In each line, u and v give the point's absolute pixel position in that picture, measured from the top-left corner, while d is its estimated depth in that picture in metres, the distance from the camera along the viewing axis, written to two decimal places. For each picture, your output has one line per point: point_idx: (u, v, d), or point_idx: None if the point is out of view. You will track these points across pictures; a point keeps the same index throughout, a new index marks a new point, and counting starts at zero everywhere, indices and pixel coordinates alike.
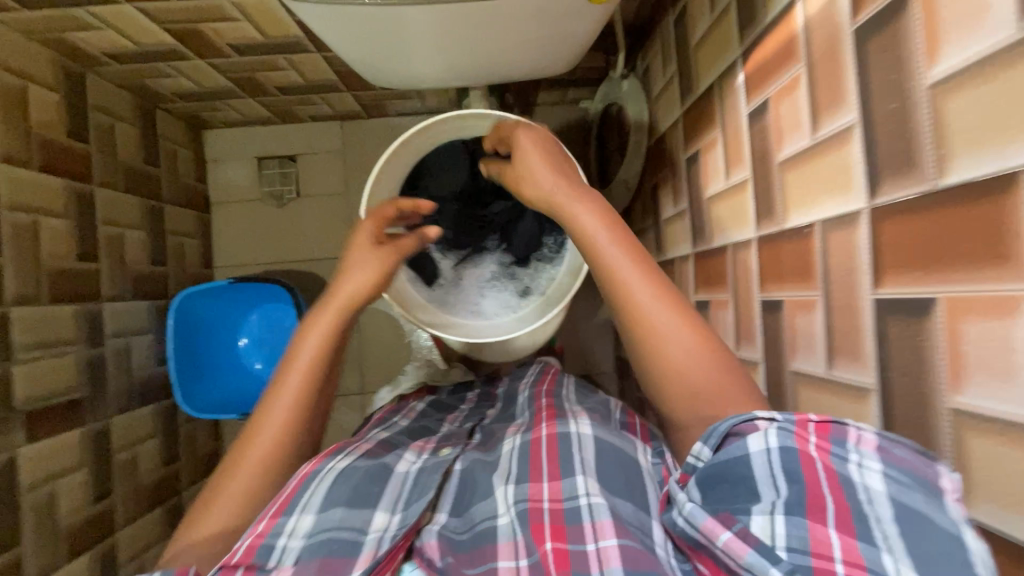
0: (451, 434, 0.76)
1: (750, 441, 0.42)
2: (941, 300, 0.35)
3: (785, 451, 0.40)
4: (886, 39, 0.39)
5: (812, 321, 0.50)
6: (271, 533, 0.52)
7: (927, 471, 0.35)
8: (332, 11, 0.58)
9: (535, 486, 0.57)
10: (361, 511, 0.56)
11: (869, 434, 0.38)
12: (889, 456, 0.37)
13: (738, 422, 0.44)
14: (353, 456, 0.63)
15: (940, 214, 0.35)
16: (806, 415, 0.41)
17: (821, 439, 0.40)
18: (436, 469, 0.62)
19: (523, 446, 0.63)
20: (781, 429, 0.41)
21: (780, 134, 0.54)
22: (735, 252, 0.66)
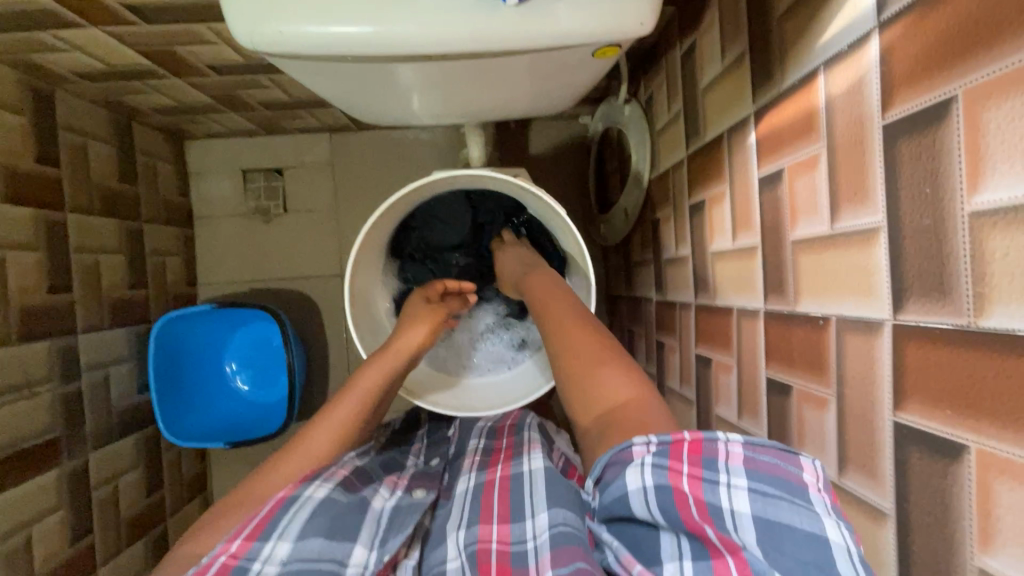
0: (421, 470, 0.70)
1: (630, 477, 0.43)
2: (973, 449, 0.32)
3: (659, 489, 0.41)
4: (919, 146, 0.35)
5: (823, 421, 0.47)
6: (245, 557, 0.50)
7: (787, 478, 0.40)
8: (313, 61, 0.53)
9: (484, 526, 0.56)
10: (341, 543, 0.52)
11: (737, 448, 0.42)
12: (753, 472, 0.41)
13: (619, 450, 0.45)
14: (331, 485, 0.58)
15: (975, 356, 0.32)
16: (680, 437, 0.43)
17: (694, 467, 0.42)
18: (413, 512, 0.58)
19: (477, 489, 0.63)
20: (656, 464, 0.42)
21: (794, 212, 0.50)
22: (740, 319, 0.62)
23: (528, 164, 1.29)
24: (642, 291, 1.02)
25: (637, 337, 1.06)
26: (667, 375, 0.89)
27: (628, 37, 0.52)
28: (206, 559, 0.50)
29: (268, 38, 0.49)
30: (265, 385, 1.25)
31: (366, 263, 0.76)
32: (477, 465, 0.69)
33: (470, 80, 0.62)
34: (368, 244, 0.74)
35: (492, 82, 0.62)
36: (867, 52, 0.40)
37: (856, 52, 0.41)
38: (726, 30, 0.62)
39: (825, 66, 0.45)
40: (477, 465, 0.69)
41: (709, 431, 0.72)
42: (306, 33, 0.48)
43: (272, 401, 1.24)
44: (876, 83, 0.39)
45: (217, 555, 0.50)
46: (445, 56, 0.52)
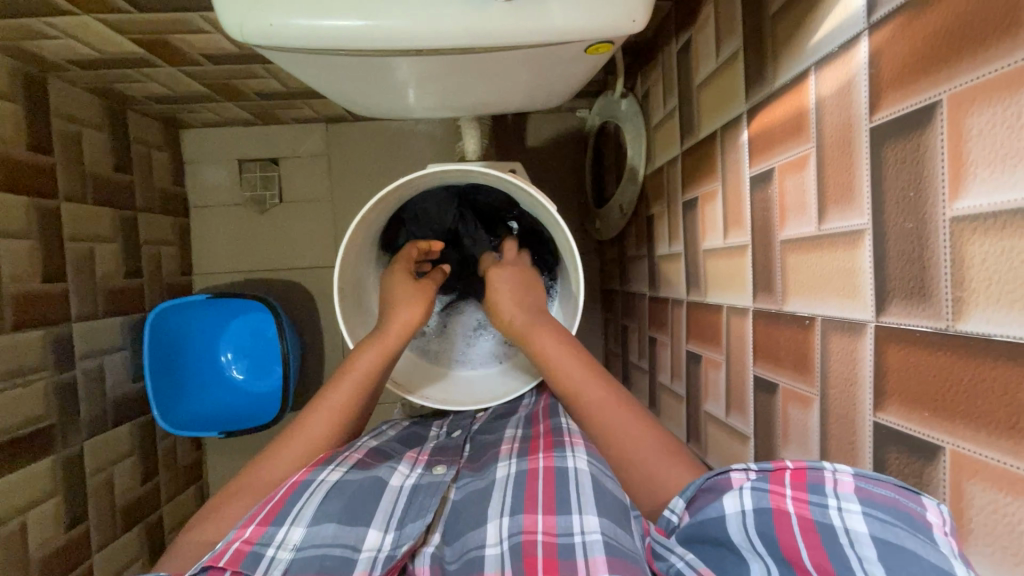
0: (442, 443, 0.70)
1: (727, 502, 0.41)
2: (947, 451, 0.33)
3: (759, 513, 0.39)
4: (904, 149, 0.35)
5: (806, 419, 0.47)
6: (260, 542, 0.49)
7: (908, 505, 0.34)
8: (304, 55, 0.53)
9: (529, 516, 0.49)
10: (355, 528, 0.51)
11: (846, 475, 0.37)
12: (868, 495, 0.35)
13: (714, 477, 0.44)
14: (345, 469, 0.57)
15: (950, 359, 0.32)
16: (783, 463, 0.40)
17: (798, 490, 0.38)
18: (433, 493, 0.56)
19: (518, 477, 0.55)
20: (755, 488, 0.40)
21: (784, 211, 0.50)
22: (729, 316, 0.63)
23: (525, 157, 1.28)
24: (635, 286, 1.03)
25: (631, 332, 1.07)
26: (659, 370, 0.90)
27: (620, 34, 0.52)
28: (220, 544, 0.49)
29: (259, 30, 0.48)
30: (259, 375, 1.25)
31: (358, 256, 0.76)
32: (516, 451, 0.61)
33: (464, 74, 0.61)
34: (360, 237, 0.74)
35: (486, 76, 0.62)
36: (856, 54, 0.40)
37: (846, 53, 0.41)
38: (722, 26, 0.62)
39: (816, 66, 0.45)
40: (516, 450, 0.61)
41: (698, 426, 0.72)
42: (298, 26, 0.48)
43: (269, 389, 1.24)
44: (865, 85, 0.39)
45: (231, 541, 0.49)
46: (438, 51, 0.52)
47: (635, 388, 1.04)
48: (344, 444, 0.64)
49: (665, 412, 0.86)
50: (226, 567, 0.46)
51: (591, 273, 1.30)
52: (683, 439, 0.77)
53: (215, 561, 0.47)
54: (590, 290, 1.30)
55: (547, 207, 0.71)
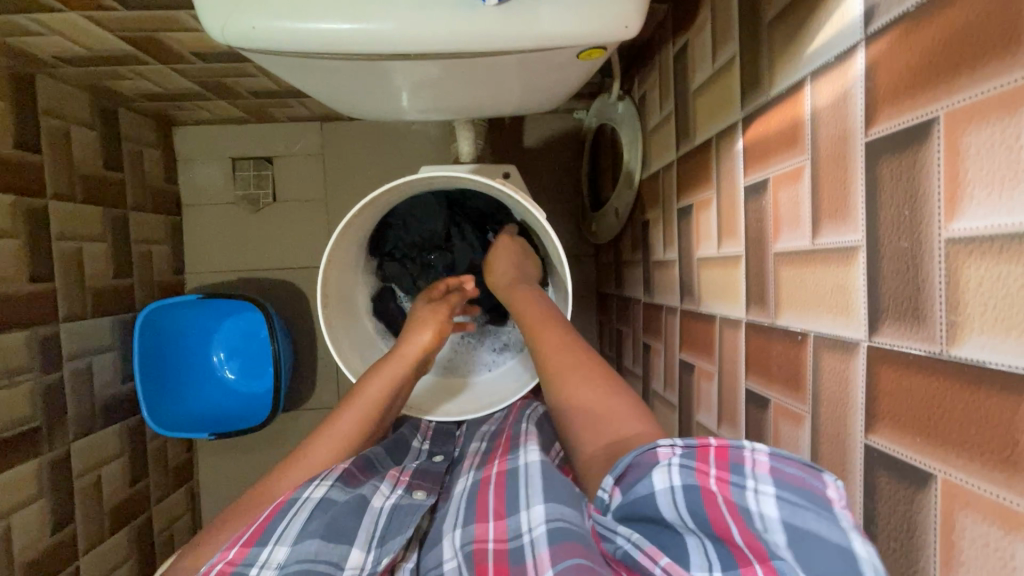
0: (425, 467, 0.66)
1: (656, 478, 0.39)
2: (939, 479, 0.32)
3: (688, 489, 0.38)
4: (901, 166, 0.34)
5: (798, 437, 0.46)
6: (243, 563, 0.48)
7: (814, 485, 0.35)
8: (290, 57, 0.52)
9: (481, 525, 0.50)
10: (338, 545, 0.50)
11: (762, 455, 0.37)
12: (780, 475, 0.36)
13: (640, 453, 0.41)
14: (331, 483, 0.55)
15: (945, 385, 0.31)
16: (705, 440, 0.39)
17: (720, 468, 0.38)
18: (412, 513, 0.55)
19: (474, 487, 0.56)
20: (682, 464, 0.39)
21: (778, 223, 0.49)
22: (722, 327, 0.62)
23: (522, 158, 1.27)
24: (630, 291, 1.02)
25: (626, 338, 1.05)
26: (652, 378, 0.89)
27: (613, 40, 0.50)
28: (204, 566, 0.49)
29: (242, 33, 0.47)
30: (251, 375, 1.24)
31: (347, 260, 0.75)
32: (476, 465, 0.63)
33: (454, 78, 0.60)
34: (349, 241, 0.73)
35: (477, 81, 0.61)
36: (853, 65, 0.38)
37: (843, 63, 0.40)
38: (718, 32, 0.60)
39: (812, 76, 0.43)
40: (476, 464, 0.63)
41: (690, 436, 0.71)
42: (280, 28, 0.47)
43: (260, 390, 1.23)
44: (861, 97, 0.38)
45: (214, 563, 0.48)
46: (426, 55, 0.51)
47: None
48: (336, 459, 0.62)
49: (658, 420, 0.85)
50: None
51: (587, 276, 1.29)
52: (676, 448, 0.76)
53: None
54: (585, 292, 1.29)
55: (539, 214, 0.70)
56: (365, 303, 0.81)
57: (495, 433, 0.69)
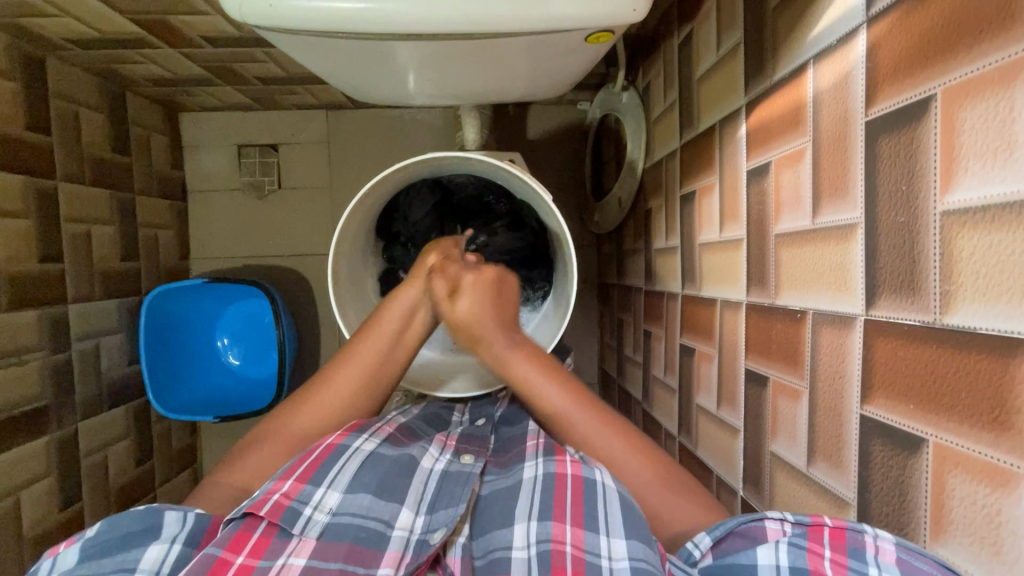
0: (468, 431, 0.69)
1: (761, 552, 0.41)
2: (931, 443, 0.33)
3: (796, 572, 0.39)
4: (899, 143, 0.35)
5: (795, 412, 0.48)
6: (298, 498, 0.49)
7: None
8: (304, 36, 0.53)
9: (558, 524, 0.48)
10: (389, 504, 0.51)
11: (886, 542, 0.35)
12: (909, 568, 0.33)
13: (749, 522, 0.44)
14: (379, 440, 0.58)
15: (937, 351, 0.33)
16: (821, 519, 0.39)
17: (837, 552, 0.38)
18: (464, 483, 0.55)
19: (546, 480, 0.52)
20: (792, 544, 0.40)
21: (778, 205, 0.50)
22: (722, 310, 0.63)
23: (525, 149, 1.28)
24: (632, 280, 1.03)
25: (626, 326, 1.07)
26: (653, 364, 0.90)
27: (620, 23, 0.52)
28: (258, 492, 0.49)
29: (259, 11, 0.48)
30: (256, 360, 1.25)
31: (353, 242, 0.76)
32: (542, 449, 0.57)
33: (464, 61, 0.61)
34: (356, 222, 0.74)
35: (486, 64, 0.62)
36: (854, 47, 0.40)
37: (844, 46, 0.41)
38: (723, 19, 0.61)
39: (815, 59, 0.45)
40: (542, 449, 0.57)
41: (689, 419, 0.73)
42: (295, 6, 0.48)
43: (265, 375, 1.25)
44: (862, 78, 0.39)
45: (269, 492, 0.49)
46: (437, 35, 0.52)
47: (629, 382, 1.04)
48: (378, 414, 0.65)
49: (658, 405, 0.86)
50: (266, 517, 0.47)
51: (588, 266, 1.30)
52: (675, 432, 0.78)
53: (255, 510, 0.47)
54: (587, 283, 1.31)
55: (545, 200, 0.71)
56: (370, 284, 0.82)
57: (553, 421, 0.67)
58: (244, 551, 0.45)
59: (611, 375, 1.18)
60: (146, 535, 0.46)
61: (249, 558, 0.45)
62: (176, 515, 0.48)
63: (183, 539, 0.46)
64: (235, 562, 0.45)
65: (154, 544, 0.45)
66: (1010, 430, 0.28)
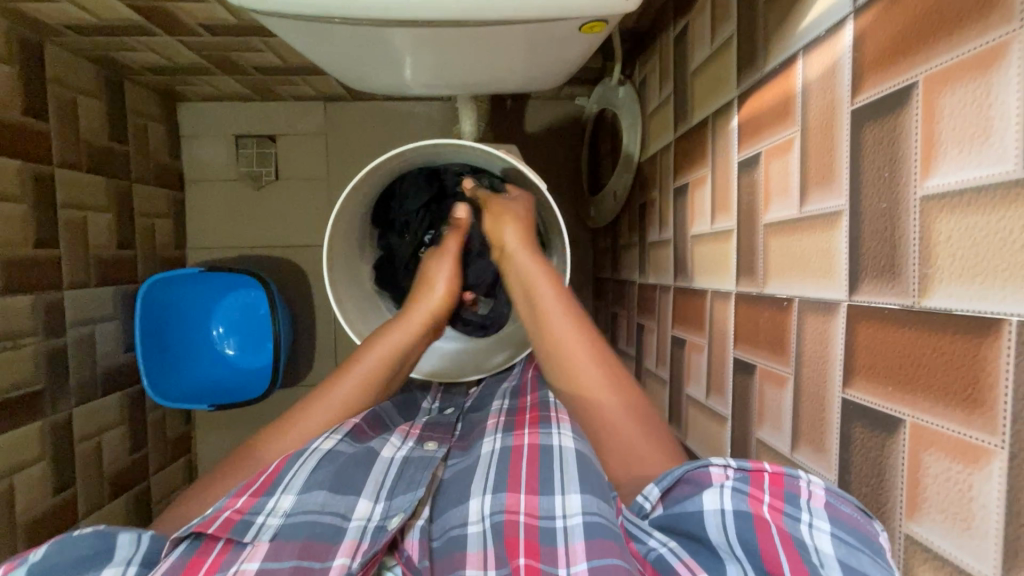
0: (435, 420, 0.70)
1: (706, 499, 0.43)
2: (908, 423, 0.34)
3: (739, 514, 0.41)
4: (883, 130, 0.36)
5: (780, 398, 0.49)
6: (249, 512, 0.50)
7: (867, 529, 0.36)
8: (301, 21, 0.53)
9: (512, 495, 0.50)
10: (344, 497, 0.53)
11: (818, 489, 0.39)
12: (835, 513, 0.37)
13: (693, 469, 0.44)
14: (339, 436, 0.59)
15: (916, 333, 0.33)
16: (761, 465, 0.42)
17: (775, 498, 0.41)
18: (424, 467, 0.57)
19: (503, 453, 0.56)
20: (735, 489, 0.42)
21: (768, 194, 0.51)
22: (713, 300, 0.64)
23: (523, 142, 1.28)
24: (626, 273, 1.03)
25: (620, 320, 1.08)
26: (645, 356, 0.91)
27: (614, 12, 0.52)
28: (210, 510, 0.50)
29: None
30: (251, 350, 1.26)
31: (348, 230, 0.76)
32: (502, 426, 0.62)
33: (459, 50, 0.62)
34: (351, 210, 0.74)
35: (481, 53, 0.63)
36: (841, 38, 0.40)
37: (832, 36, 0.41)
38: (718, 12, 0.62)
39: (804, 50, 0.45)
40: (502, 425, 0.62)
41: (679, 409, 0.73)
42: None
43: (260, 365, 1.25)
44: (848, 67, 0.39)
45: (221, 510, 0.49)
46: (432, 22, 0.53)
47: None
48: None
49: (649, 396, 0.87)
50: (217, 534, 0.47)
51: (584, 260, 1.31)
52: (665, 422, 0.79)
53: (204, 529, 0.47)
54: (582, 277, 1.32)
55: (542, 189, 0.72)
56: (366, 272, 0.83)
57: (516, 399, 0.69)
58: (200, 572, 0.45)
59: None
60: (97, 558, 0.45)
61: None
62: (131, 539, 0.47)
63: (137, 562, 0.47)
64: None
65: (107, 568, 0.45)
66: (983, 407, 0.29)
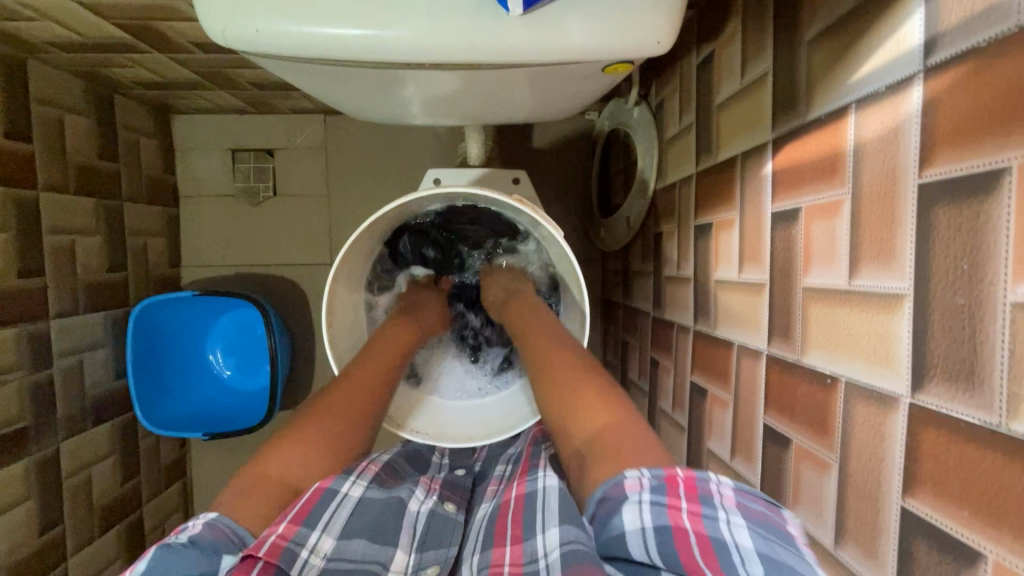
0: (449, 478, 0.68)
1: (628, 516, 0.40)
2: (991, 561, 0.29)
3: (660, 528, 0.38)
4: (963, 216, 0.31)
5: (822, 484, 0.44)
6: (294, 540, 0.47)
7: (774, 518, 0.38)
8: (298, 61, 0.49)
9: (497, 550, 0.50)
10: (384, 546, 0.52)
11: (727, 488, 0.40)
12: (746, 509, 0.39)
13: (612, 485, 0.43)
14: (366, 483, 0.57)
15: (1003, 460, 0.29)
16: (674, 471, 0.41)
17: (690, 502, 0.39)
18: (452, 528, 0.57)
19: (494, 511, 0.57)
20: (653, 501, 0.40)
21: (809, 256, 0.46)
22: (739, 355, 0.59)
23: (530, 160, 1.23)
24: (639, 302, 0.99)
25: (631, 349, 1.03)
26: (659, 395, 0.86)
27: (641, 55, 0.48)
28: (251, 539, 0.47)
29: (244, 37, 0.45)
30: (248, 373, 1.22)
31: (351, 267, 0.72)
32: (500, 489, 0.62)
33: (468, 87, 0.58)
34: (353, 248, 0.70)
35: (491, 90, 0.58)
36: (907, 98, 0.35)
37: (894, 95, 0.37)
38: (749, 46, 0.57)
39: (857, 104, 0.40)
40: (500, 490, 0.62)
41: (699, 461, 0.69)
42: (287, 32, 0.45)
43: (257, 389, 1.21)
44: (916, 134, 0.35)
45: (266, 533, 0.46)
46: (440, 64, 0.48)
47: None
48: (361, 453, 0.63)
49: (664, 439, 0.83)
50: (264, 557, 0.44)
51: (593, 282, 1.27)
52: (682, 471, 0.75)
53: (254, 549, 0.44)
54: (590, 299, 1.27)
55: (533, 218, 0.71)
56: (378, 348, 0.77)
57: (518, 454, 0.69)
58: None
59: None
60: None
61: None
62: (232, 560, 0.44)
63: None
64: None
65: None
66: None
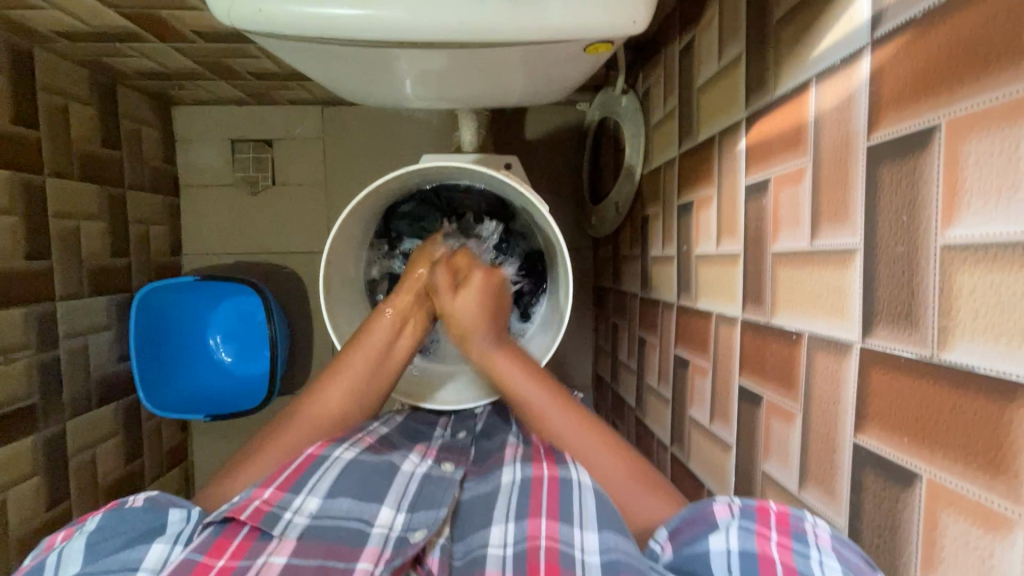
0: (448, 443, 0.69)
1: (714, 539, 0.43)
2: (925, 479, 0.33)
3: (744, 553, 0.42)
4: (902, 172, 0.35)
5: (788, 433, 0.47)
6: (277, 505, 0.52)
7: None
8: (298, 40, 0.52)
9: (533, 522, 0.51)
10: (369, 503, 0.54)
11: (824, 530, 0.39)
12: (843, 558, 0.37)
13: (693, 510, 0.47)
14: (358, 449, 0.60)
15: (934, 387, 0.32)
16: (767, 505, 0.43)
17: (781, 535, 0.41)
18: (445, 488, 0.57)
19: (523, 483, 0.57)
20: (741, 527, 0.43)
21: (777, 223, 0.50)
22: (718, 323, 0.62)
23: (522, 150, 1.27)
24: (628, 285, 1.02)
25: (621, 331, 1.06)
26: (647, 372, 0.90)
27: (620, 35, 0.51)
28: (240, 498, 0.52)
29: (248, 16, 0.49)
30: (247, 358, 1.24)
31: (347, 245, 0.75)
32: (520, 457, 0.62)
33: (459, 67, 0.61)
34: (350, 228, 0.73)
35: (481, 70, 0.61)
36: (857, 70, 0.39)
37: (848, 68, 0.40)
38: (725, 30, 0.61)
39: (817, 78, 0.44)
40: (520, 456, 0.62)
41: (682, 430, 0.73)
42: (289, 12, 0.48)
43: (256, 374, 1.24)
44: (865, 102, 0.38)
45: (251, 498, 0.51)
46: (431, 43, 0.51)
47: (623, 388, 1.04)
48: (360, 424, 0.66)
49: (651, 414, 0.86)
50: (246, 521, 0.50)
51: (584, 269, 1.30)
52: (667, 442, 0.78)
53: (235, 514, 0.50)
54: (582, 286, 1.30)
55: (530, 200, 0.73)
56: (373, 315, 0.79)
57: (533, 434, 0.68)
58: (225, 554, 0.47)
59: (605, 379, 1.18)
60: (153, 533, 0.50)
61: (230, 560, 0.47)
62: (179, 514, 0.52)
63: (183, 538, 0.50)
64: (216, 565, 0.46)
65: (156, 544, 0.49)
66: (1005, 473, 0.28)
